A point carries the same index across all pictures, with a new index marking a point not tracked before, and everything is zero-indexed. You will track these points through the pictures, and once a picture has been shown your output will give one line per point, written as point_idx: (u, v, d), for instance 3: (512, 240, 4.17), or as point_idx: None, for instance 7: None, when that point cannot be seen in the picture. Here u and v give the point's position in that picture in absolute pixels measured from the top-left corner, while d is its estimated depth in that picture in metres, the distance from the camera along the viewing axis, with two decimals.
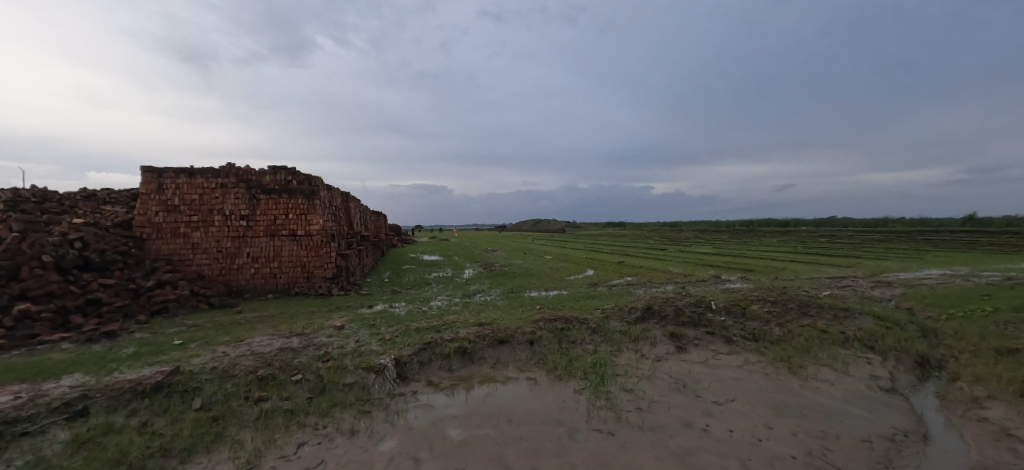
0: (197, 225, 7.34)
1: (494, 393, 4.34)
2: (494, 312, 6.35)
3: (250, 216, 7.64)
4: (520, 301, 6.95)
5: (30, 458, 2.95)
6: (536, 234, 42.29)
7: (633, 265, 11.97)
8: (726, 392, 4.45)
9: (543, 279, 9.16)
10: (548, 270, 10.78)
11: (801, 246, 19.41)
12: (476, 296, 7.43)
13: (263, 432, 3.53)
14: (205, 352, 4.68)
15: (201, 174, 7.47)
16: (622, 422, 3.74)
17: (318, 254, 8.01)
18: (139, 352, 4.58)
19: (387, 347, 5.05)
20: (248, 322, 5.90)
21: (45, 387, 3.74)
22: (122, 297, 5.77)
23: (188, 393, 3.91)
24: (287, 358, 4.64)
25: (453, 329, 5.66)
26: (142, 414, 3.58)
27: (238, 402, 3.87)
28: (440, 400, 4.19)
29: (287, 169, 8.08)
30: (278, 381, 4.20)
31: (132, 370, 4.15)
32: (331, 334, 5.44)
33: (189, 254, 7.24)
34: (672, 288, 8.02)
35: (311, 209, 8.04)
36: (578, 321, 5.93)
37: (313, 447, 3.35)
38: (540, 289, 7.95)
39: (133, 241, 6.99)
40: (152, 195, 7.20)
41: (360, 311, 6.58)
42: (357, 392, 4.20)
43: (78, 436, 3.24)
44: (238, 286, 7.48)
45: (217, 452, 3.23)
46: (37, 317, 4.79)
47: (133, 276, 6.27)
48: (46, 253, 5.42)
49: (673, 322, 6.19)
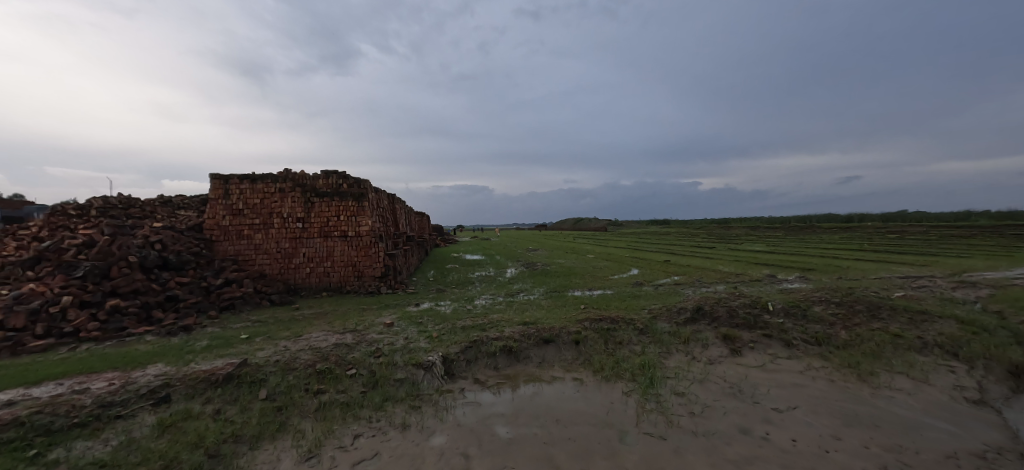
0: (259, 227, 7.84)
1: (540, 393, 4.31)
2: (538, 312, 6.30)
3: (306, 218, 8.07)
4: (564, 301, 6.86)
5: (123, 440, 3.33)
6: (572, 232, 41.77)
7: (684, 265, 11.23)
8: (787, 398, 4.19)
9: (586, 278, 9.02)
10: (593, 270, 10.47)
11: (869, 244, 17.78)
12: (519, 295, 7.44)
13: (321, 423, 3.74)
14: (269, 346, 4.99)
15: (262, 179, 7.99)
16: (674, 426, 3.61)
17: (368, 254, 8.32)
18: (211, 344, 4.97)
19: (435, 344, 5.15)
20: (304, 318, 6.21)
21: (134, 375, 4.15)
22: (195, 293, 6.26)
23: (255, 384, 4.20)
24: (342, 353, 4.85)
25: (499, 327, 5.66)
26: (216, 402, 3.90)
27: (299, 393, 4.11)
28: (487, 398, 4.23)
29: (338, 173, 8.47)
30: (334, 375, 4.40)
31: (206, 361, 4.50)
32: (382, 331, 5.64)
33: (252, 254, 7.76)
34: (724, 288, 7.63)
35: (360, 211, 8.37)
36: (625, 322, 5.75)
37: (368, 438, 3.53)
38: (584, 289, 7.84)
39: (205, 242, 7.60)
40: (220, 199, 7.79)
41: (408, 308, 6.74)
42: (408, 387, 4.32)
43: (162, 420, 3.59)
44: (295, 284, 7.93)
45: (282, 442, 3.46)
46: (125, 311, 5.30)
47: (205, 275, 6.79)
48: (132, 253, 6.01)
49: (726, 323, 5.88)
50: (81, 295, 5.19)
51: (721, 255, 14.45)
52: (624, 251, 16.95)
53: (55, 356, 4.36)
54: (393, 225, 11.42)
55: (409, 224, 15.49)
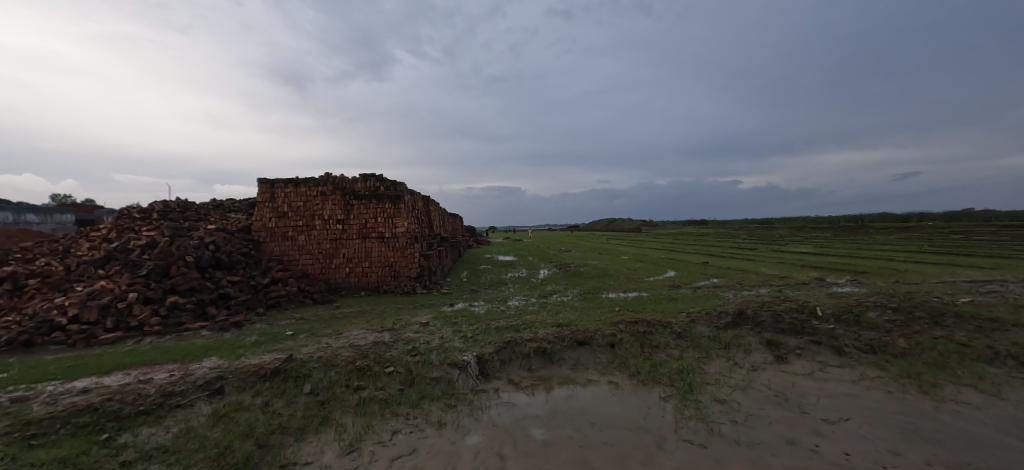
0: (302, 228, 8.21)
1: (575, 395, 4.27)
2: (572, 313, 6.25)
3: (345, 220, 8.38)
4: (598, 303, 6.77)
5: (182, 427, 3.58)
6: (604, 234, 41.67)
7: (723, 267, 10.81)
8: (838, 409, 3.94)
9: (621, 280, 8.87)
10: (627, 271, 10.26)
11: (931, 245, 16.47)
12: (553, 297, 7.42)
13: (361, 418, 3.87)
14: (312, 342, 5.22)
15: (305, 183, 8.37)
16: (715, 434, 3.48)
17: (404, 255, 8.53)
18: (260, 340, 5.24)
19: (470, 344, 5.21)
20: (345, 316, 6.45)
21: (192, 367, 4.45)
22: (245, 291, 6.63)
23: (300, 379, 4.39)
24: (380, 351, 5.00)
25: (532, 328, 5.65)
26: (264, 395, 4.12)
27: (340, 389, 4.27)
28: (521, 399, 4.23)
29: (375, 176, 8.73)
30: (373, 372, 4.54)
31: (255, 356, 4.76)
32: (418, 330, 5.75)
33: (296, 255, 8.13)
34: (767, 291, 7.28)
35: (396, 213, 8.59)
36: (662, 325, 5.61)
37: (406, 435, 3.62)
38: (618, 291, 7.71)
39: (253, 243, 8.04)
40: (266, 202, 8.21)
41: (443, 308, 6.85)
42: (444, 386, 4.39)
43: (216, 411, 3.83)
44: (336, 283, 8.25)
45: (325, 435, 3.61)
46: (183, 307, 5.68)
47: (253, 274, 7.18)
48: (189, 254, 6.44)
49: (771, 328, 5.62)
50: (145, 292, 5.60)
51: (763, 257, 13.79)
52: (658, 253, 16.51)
53: (123, 348, 4.73)
54: (427, 227, 11.67)
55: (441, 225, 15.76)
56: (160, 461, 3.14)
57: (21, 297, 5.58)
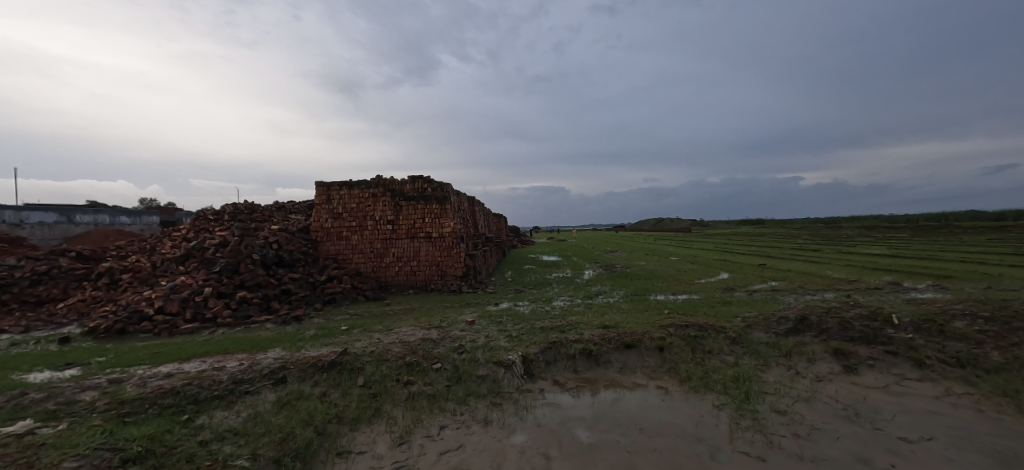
0: (355, 229, 8.62)
1: (622, 399, 4.18)
2: (618, 315, 6.12)
3: (395, 221, 8.71)
4: (645, 305, 6.59)
5: (251, 412, 3.88)
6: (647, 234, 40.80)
7: (783, 270, 10.13)
8: (918, 428, 3.58)
9: (669, 282, 8.57)
10: (677, 273, 9.89)
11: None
12: (599, 298, 7.30)
13: (411, 412, 4.01)
14: (365, 337, 5.47)
15: (358, 185, 8.79)
16: (775, 447, 3.28)
17: (450, 254, 8.74)
18: (317, 333, 5.57)
19: (515, 343, 5.23)
20: (395, 313, 6.70)
21: (258, 357, 4.81)
22: (304, 288, 7.07)
23: (354, 371, 4.62)
24: (428, 348, 5.15)
25: (577, 329, 5.59)
26: (322, 386, 4.37)
27: (391, 382, 4.44)
28: (567, 400, 4.20)
29: (423, 178, 9.00)
30: (422, 367, 4.69)
31: (314, 348, 5.06)
32: (464, 328, 5.87)
33: (350, 254, 8.56)
34: (833, 296, 6.75)
35: (443, 214, 8.81)
36: (715, 330, 5.35)
37: (453, 430, 3.70)
38: (667, 293, 7.46)
39: (311, 242, 8.56)
40: (323, 204, 8.71)
41: (488, 307, 6.93)
42: (489, 384, 4.45)
43: (280, 398, 4.12)
44: (386, 281, 8.60)
45: (377, 426, 3.78)
46: (251, 301, 6.15)
47: (312, 272, 7.64)
48: (255, 252, 6.97)
49: (837, 336, 5.20)
50: (218, 287, 6.13)
51: (829, 259, 12.74)
52: (710, 254, 15.76)
53: (200, 337, 5.21)
54: (472, 227, 11.87)
55: (486, 224, 15.99)
56: (232, 442, 3.42)
57: (117, 290, 6.29)
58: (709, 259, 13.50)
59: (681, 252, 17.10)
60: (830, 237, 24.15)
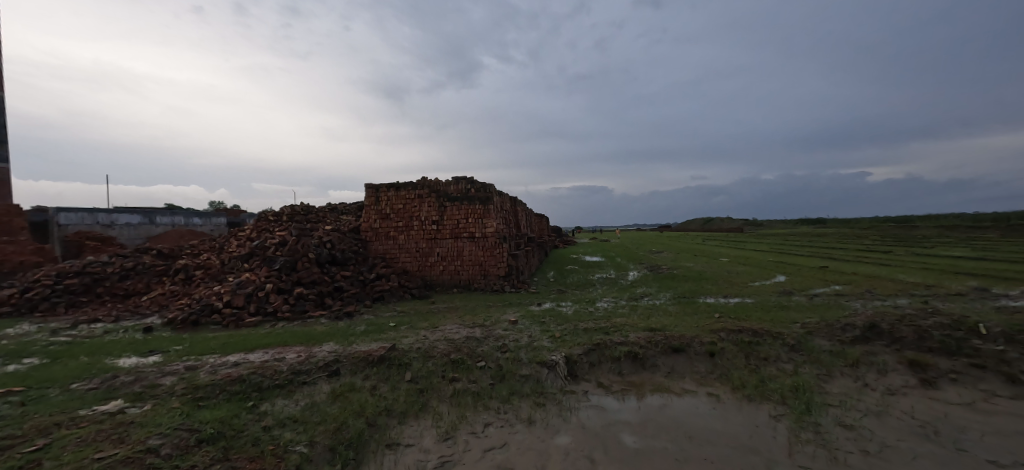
0: (402, 229, 8.93)
1: (670, 405, 4.06)
2: (665, 318, 5.95)
3: (439, 221, 8.93)
4: (694, 308, 6.35)
5: (308, 401, 4.13)
6: (692, 234, 39.70)
7: (848, 273, 9.40)
8: (1012, 451, 3.20)
9: (720, 284, 8.22)
10: (728, 275, 9.45)
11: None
12: (644, 300, 7.13)
13: (456, 408, 4.11)
14: (412, 334, 5.66)
15: (404, 187, 9.09)
16: (840, 463, 3.06)
17: (492, 254, 8.85)
18: (367, 329, 5.84)
19: (558, 344, 5.22)
20: (439, 311, 6.88)
21: (314, 350, 5.11)
22: (355, 285, 7.42)
23: (402, 367, 4.79)
24: (472, 346, 5.25)
25: (622, 332, 5.48)
26: (373, 379, 4.57)
27: (437, 379, 4.57)
28: (612, 404, 4.14)
29: (466, 178, 9.13)
30: (466, 365, 4.78)
31: (364, 343, 5.31)
32: (507, 328, 5.93)
33: (397, 253, 8.89)
34: (908, 303, 6.18)
35: (486, 214, 8.90)
36: (771, 335, 5.07)
37: (497, 428, 3.75)
38: (718, 295, 7.15)
39: (361, 242, 8.99)
40: (372, 205, 9.10)
41: (531, 307, 6.97)
42: (533, 384, 4.47)
43: (334, 389, 4.35)
44: (431, 280, 8.86)
45: (424, 421, 3.90)
46: (307, 297, 6.54)
47: (362, 270, 8.01)
48: (311, 251, 7.41)
49: (912, 346, 4.77)
50: (278, 283, 6.57)
51: (901, 261, 11.64)
52: (763, 256, 14.90)
53: (263, 330, 5.61)
54: (514, 227, 11.94)
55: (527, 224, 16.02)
56: (292, 429, 3.65)
57: (191, 285, 6.91)
58: (762, 261, 12.78)
59: (731, 253, 16.30)
60: (902, 238, 22.02)
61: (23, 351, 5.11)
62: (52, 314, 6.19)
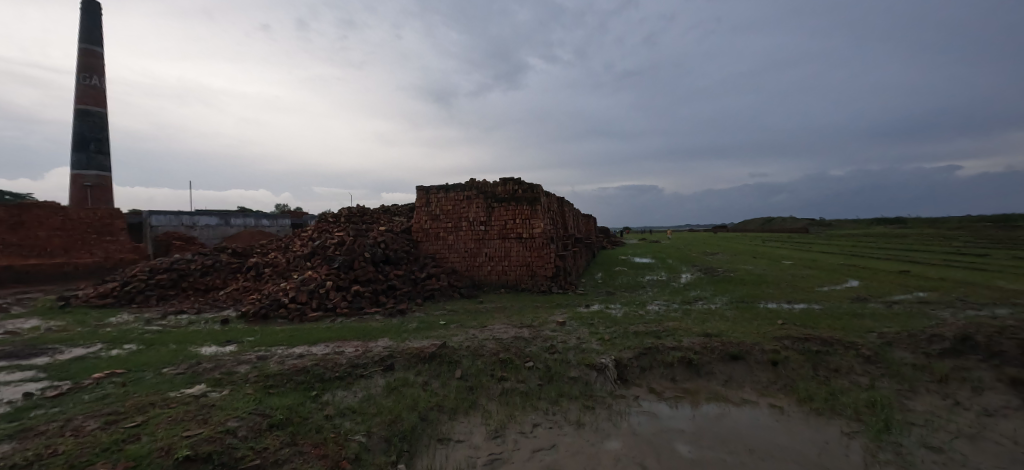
0: (451, 230, 9.19)
1: (727, 415, 3.89)
2: (722, 323, 5.69)
3: (488, 222, 9.07)
4: (754, 313, 6.02)
5: (366, 394, 4.36)
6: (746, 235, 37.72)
7: (935, 278, 8.47)
8: None
9: (783, 289, 7.73)
10: (791, 279, 8.84)
11: None
12: (698, 304, 6.86)
13: (504, 407, 4.17)
14: (461, 332, 5.81)
15: (454, 188, 9.32)
16: None
17: (540, 255, 8.84)
18: (419, 326, 6.07)
19: (607, 347, 5.15)
20: (488, 311, 7.01)
21: (370, 345, 5.38)
22: (407, 284, 7.73)
23: (452, 364, 4.94)
24: (520, 346, 5.30)
25: (675, 336, 5.31)
26: (425, 375, 4.75)
27: (486, 377, 4.66)
28: (664, 410, 4.03)
29: (513, 179, 9.16)
30: (515, 365, 4.84)
31: (416, 340, 5.52)
32: (555, 329, 5.92)
33: (446, 253, 9.17)
34: (1011, 314, 5.47)
35: (533, 215, 8.89)
36: (842, 345, 4.70)
37: (546, 429, 3.77)
38: (780, 301, 6.73)
39: (413, 242, 9.36)
40: (422, 207, 9.46)
41: (579, 309, 6.91)
42: (581, 387, 4.44)
43: (389, 383, 4.56)
44: (479, 280, 9.04)
45: (473, 418, 4.00)
46: (363, 294, 6.91)
47: (414, 269, 8.33)
48: (366, 251, 7.82)
49: (1016, 363, 4.22)
50: (338, 281, 6.99)
51: (999, 266, 10.30)
52: (830, 258, 13.75)
53: (325, 324, 5.99)
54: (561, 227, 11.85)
55: (573, 224, 15.83)
56: (351, 419, 3.87)
57: (261, 281, 7.52)
58: (830, 264, 11.81)
59: (792, 256, 15.20)
60: (999, 241, 19.45)
61: (123, 337, 5.80)
62: (147, 305, 6.99)
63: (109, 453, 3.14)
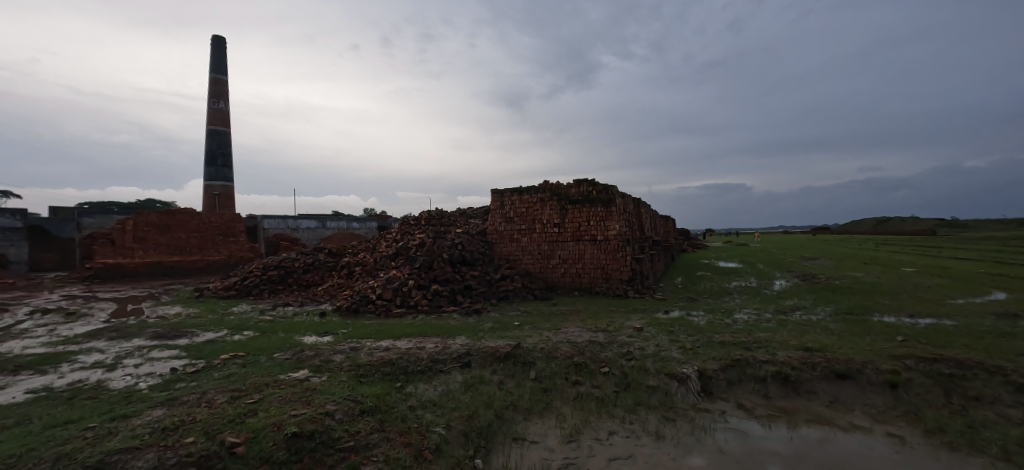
0: (524, 232, 9.40)
1: (831, 440, 3.50)
2: (824, 337, 5.14)
3: (561, 224, 9.08)
4: (866, 328, 5.34)
5: (445, 388, 4.61)
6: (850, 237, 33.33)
7: None
8: None
9: (904, 301, 6.74)
10: (914, 289, 7.65)
11: None
12: (796, 314, 6.25)
13: (579, 412, 4.16)
14: (535, 334, 5.91)
15: (527, 191, 9.48)
16: None
17: (615, 257, 8.61)
18: (493, 326, 6.28)
19: (689, 356, 4.92)
20: (561, 313, 7.03)
21: (449, 342, 5.68)
22: (483, 284, 8.04)
23: (527, 365, 5.04)
24: (596, 350, 5.26)
25: (768, 349, 4.91)
26: (500, 374, 4.90)
27: (561, 380, 4.69)
28: (755, 429, 3.74)
29: (588, 180, 9.02)
30: (590, 369, 4.81)
31: (491, 339, 5.73)
32: (632, 335, 5.77)
33: (520, 255, 9.40)
34: None
35: (608, 216, 8.68)
36: (985, 371, 4.01)
37: (623, 438, 3.70)
38: (901, 314, 5.88)
39: (488, 244, 9.73)
40: (497, 209, 9.79)
41: (657, 315, 6.66)
42: (661, 397, 4.29)
43: (466, 380, 4.77)
44: (553, 282, 9.10)
45: (548, 420, 4.04)
46: (442, 293, 7.30)
47: (489, 270, 8.64)
48: (444, 252, 8.27)
49: None
50: (419, 280, 7.47)
51: None
52: (967, 266, 11.62)
53: (407, 320, 6.43)
54: (637, 229, 11.42)
55: (650, 226, 15.21)
56: (432, 411, 4.12)
57: (353, 278, 8.30)
58: (968, 273, 9.98)
59: (914, 262, 13.06)
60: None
61: (242, 324, 6.75)
62: (260, 297, 8.06)
63: (234, 423, 3.67)
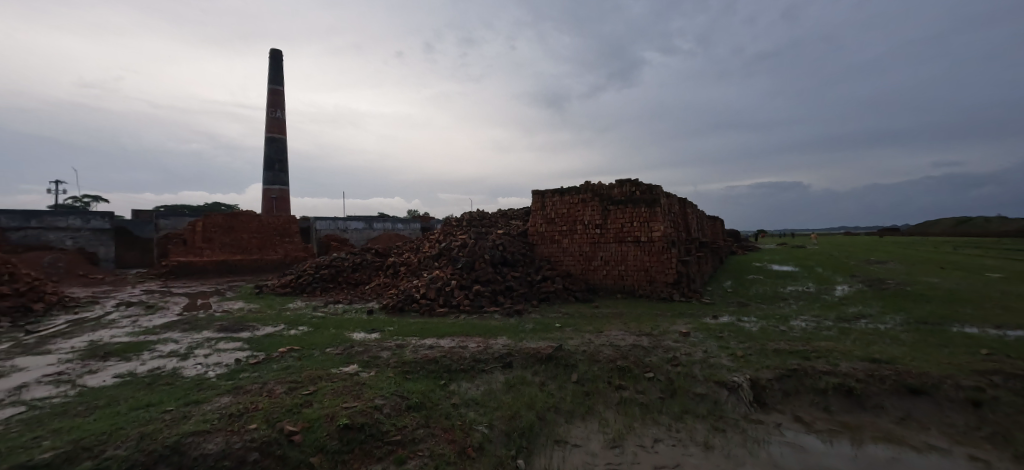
0: (565, 233, 9.36)
1: (901, 460, 3.26)
2: (893, 347, 4.77)
3: (603, 225, 8.97)
4: (944, 339, 4.89)
5: (487, 387, 4.70)
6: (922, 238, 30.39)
7: None
8: None
9: (992, 311, 6.09)
10: (1002, 298, 6.90)
11: None
12: (861, 322, 5.82)
13: (622, 417, 4.12)
14: (577, 336, 5.89)
15: (569, 192, 9.43)
16: None
17: (660, 260, 8.39)
18: (534, 328, 6.32)
19: (740, 364, 4.72)
20: (603, 316, 6.96)
21: (491, 342, 5.79)
22: (523, 285, 8.11)
23: (569, 367, 5.04)
24: (640, 355, 5.17)
25: (830, 359, 4.63)
26: (542, 375, 4.94)
27: (603, 384, 4.66)
28: (813, 444, 3.55)
29: (631, 181, 8.85)
30: (633, 374, 4.74)
31: (533, 340, 5.78)
32: (678, 340, 5.62)
33: (561, 256, 9.38)
34: None
35: (652, 217, 8.47)
36: None
37: (669, 446, 3.63)
38: (987, 326, 5.32)
39: (529, 245, 9.79)
40: (537, 210, 9.82)
41: (704, 320, 6.44)
42: (709, 405, 4.16)
43: (508, 380, 4.84)
44: (594, 284, 9.01)
45: (590, 424, 4.03)
46: (484, 293, 7.44)
47: (529, 271, 8.71)
48: (486, 253, 8.42)
49: None
50: (462, 280, 7.65)
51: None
52: None
53: (451, 319, 6.61)
54: (683, 230, 11.05)
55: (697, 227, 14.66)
56: (475, 410, 4.22)
57: (398, 277, 8.63)
58: None
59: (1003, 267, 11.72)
60: None
61: (297, 319, 7.21)
62: (313, 294, 8.58)
63: (291, 413, 3.94)
